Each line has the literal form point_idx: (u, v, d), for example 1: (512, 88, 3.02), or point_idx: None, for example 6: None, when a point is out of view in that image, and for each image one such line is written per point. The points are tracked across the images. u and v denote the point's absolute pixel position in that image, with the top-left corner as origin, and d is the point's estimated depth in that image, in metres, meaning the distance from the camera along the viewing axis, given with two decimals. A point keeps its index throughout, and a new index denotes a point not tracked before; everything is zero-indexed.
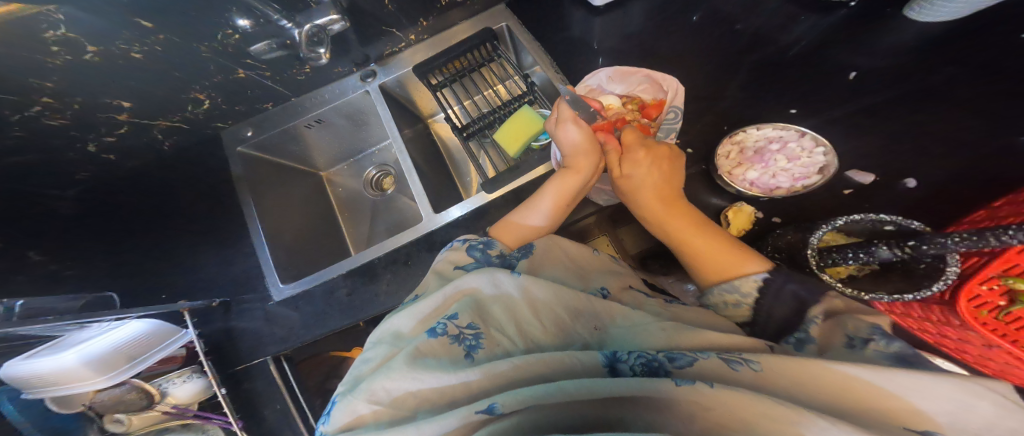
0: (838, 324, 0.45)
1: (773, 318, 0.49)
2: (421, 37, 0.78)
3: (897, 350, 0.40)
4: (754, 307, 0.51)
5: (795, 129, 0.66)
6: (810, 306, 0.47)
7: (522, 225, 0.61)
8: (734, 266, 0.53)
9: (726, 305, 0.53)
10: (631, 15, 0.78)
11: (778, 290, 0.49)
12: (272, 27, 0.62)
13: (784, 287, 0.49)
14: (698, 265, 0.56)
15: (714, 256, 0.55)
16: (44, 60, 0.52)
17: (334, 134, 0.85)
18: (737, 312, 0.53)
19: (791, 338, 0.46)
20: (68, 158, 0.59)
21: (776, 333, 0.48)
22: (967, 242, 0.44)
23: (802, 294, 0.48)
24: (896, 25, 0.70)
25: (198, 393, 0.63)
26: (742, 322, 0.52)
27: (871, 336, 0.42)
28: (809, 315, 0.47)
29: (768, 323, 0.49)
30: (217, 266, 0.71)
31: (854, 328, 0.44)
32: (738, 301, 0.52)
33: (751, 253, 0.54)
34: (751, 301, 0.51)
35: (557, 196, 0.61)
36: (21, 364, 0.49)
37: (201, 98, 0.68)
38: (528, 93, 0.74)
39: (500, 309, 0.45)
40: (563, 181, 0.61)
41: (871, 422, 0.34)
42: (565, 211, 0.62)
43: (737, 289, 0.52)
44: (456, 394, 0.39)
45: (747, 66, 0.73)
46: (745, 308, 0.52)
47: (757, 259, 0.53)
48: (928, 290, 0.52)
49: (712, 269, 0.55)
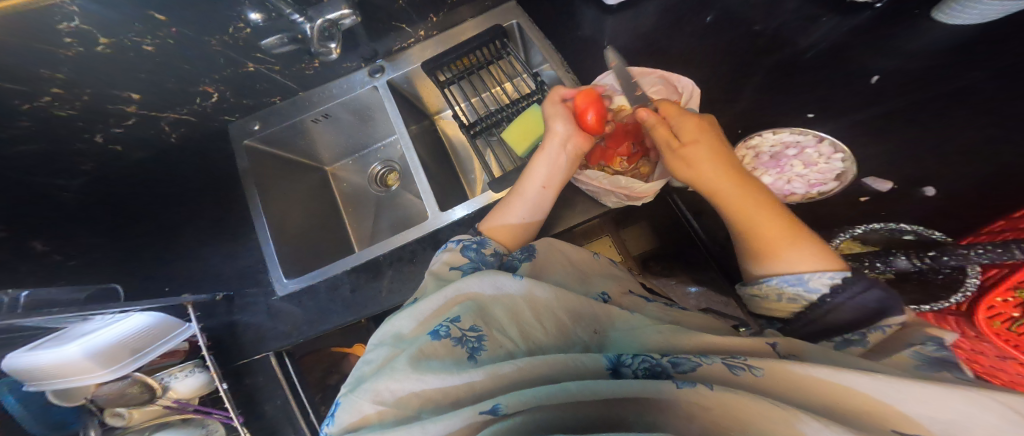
0: (900, 336, 0.43)
1: (830, 319, 0.47)
2: (430, 34, 0.77)
3: (942, 356, 0.39)
4: (818, 304, 0.47)
5: (813, 135, 0.65)
6: (886, 315, 0.44)
7: (508, 218, 0.59)
8: (807, 260, 0.48)
9: (779, 298, 0.50)
10: (645, 14, 0.77)
11: (845, 300, 0.45)
12: (284, 21, 0.60)
13: (865, 291, 0.44)
14: (753, 256, 0.52)
15: (779, 247, 0.50)
16: (57, 51, 0.51)
17: (341, 129, 0.84)
18: (782, 307, 0.50)
19: (838, 338, 0.46)
20: (76, 148, 0.60)
21: (824, 331, 0.47)
22: (990, 255, 0.45)
23: (883, 300, 0.44)
24: (920, 28, 0.69)
25: (199, 388, 0.61)
26: (784, 318, 0.51)
27: (922, 341, 0.41)
28: (881, 322, 0.44)
29: (818, 322, 0.48)
30: (222, 259, 0.71)
31: (911, 337, 0.42)
32: (796, 295, 0.49)
33: (819, 249, 0.48)
34: (814, 298, 0.47)
35: (541, 178, 0.60)
36: (26, 356, 0.49)
37: (210, 91, 0.68)
38: (537, 93, 0.72)
39: (503, 310, 0.44)
40: (551, 163, 0.61)
41: (863, 425, 0.34)
42: (548, 194, 0.61)
43: (803, 284, 0.48)
44: (460, 395, 0.38)
45: (762, 69, 0.72)
46: (800, 304, 0.49)
47: (823, 254, 0.48)
48: (945, 301, 0.53)
49: (777, 260, 0.50)
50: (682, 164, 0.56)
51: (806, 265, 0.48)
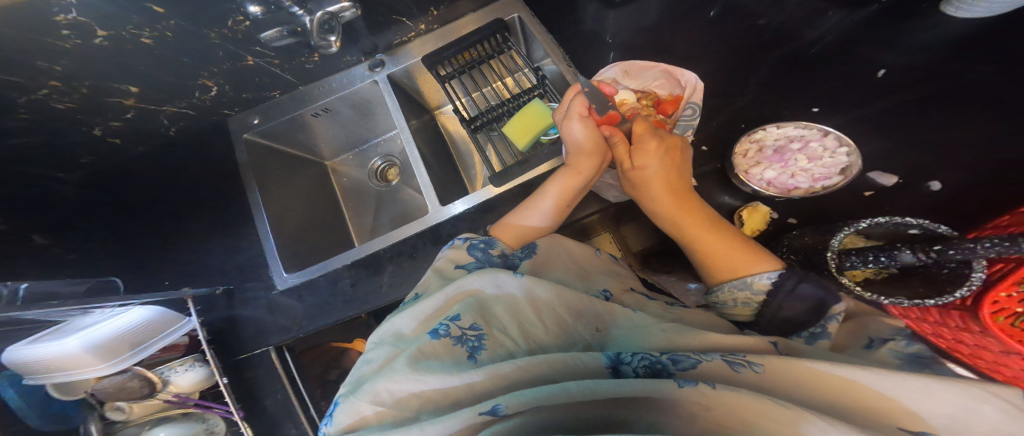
0: (862, 327, 0.47)
1: (783, 314, 0.47)
2: (431, 28, 0.76)
3: (915, 350, 0.42)
4: (765, 303, 0.49)
5: (818, 129, 0.64)
6: (827, 304, 0.46)
7: (525, 225, 0.59)
8: (748, 264, 0.51)
9: (735, 303, 0.52)
10: (648, 8, 0.77)
11: (788, 291, 0.47)
12: (283, 14, 0.59)
13: (798, 286, 0.47)
14: (705, 265, 0.55)
15: (727, 255, 0.52)
16: (54, 43, 0.51)
17: (340, 123, 0.83)
18: (740, 311, 0.51)
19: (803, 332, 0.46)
20: (75, 141, 0.60)
21: (785, 326, 0.47)
22: (998, 248, 0.42)
23: (821, 296, 0.46)
24: (929, 21, 0.68)
25: (200, 382, 0.61)
26: (744, 321, 0.51)
27: (891, 337, 0.44)
28: (830, 312, 0.45)
29: (773, 319, 0.48)
30: (222, 253, 0.71)
31: (875, 330, 0.46)
32: (748, 299, 0.50)
33: (761, 253, 0.51)
34: (761, 299, 0.49)
35: (562, 195, 0.60)
36: (26, 349, 0.49)
37: (209, 84, 0.67)
38: (538, 87, 0.71)
39: (504, 309, 0.44)
40: (570, 180, 0.60)
41: (869, 424, 0.33)
42: (569, 209, 0.61)
43: (747, 286, 0.50)
44: (460, 395, 0.38)
45: (767, 63, 0.71)
46: (754, 306, 0.50)
47: (764, 257, 0.51)
48: (951, 295, 0.51)
49: (724, 268, 0.52)
50: (630, 184, 0.61)
51: (748, 270, 0.50)
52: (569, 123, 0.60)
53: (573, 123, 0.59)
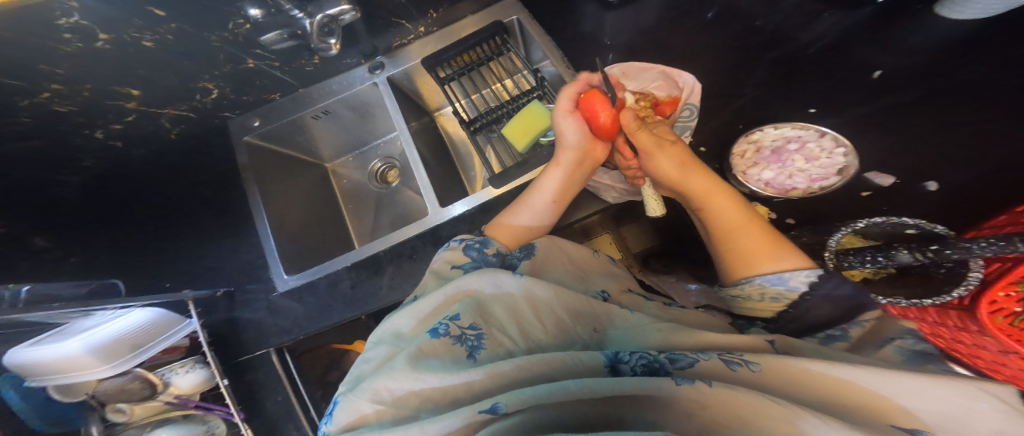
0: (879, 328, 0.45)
1: (797, 317, 0.47)
2: (430, 30, 0.77)
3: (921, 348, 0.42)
4: (796, 302, 0.47)
5: (815, 129, 0.65)
6: (862, 310, 0.45)
7: (519, 224, 0.59)
8: (782, 260, 0.49)
9: (762, 298, 0.49)
10: (646, 9, 0.77)
11: (826, 294, 0.46)
12: (283, 17, 0.60)
13: (839, 288, 0.45)
14: (733, 257, 0.53)
15: (757, 248, 0.51)
16: (56, 47, 0.51)
17: (340, 126, 0.83)
18: (765, 307, 0.49)
19: (820, 335, 0.46)
20: (75, 144, 0.60)
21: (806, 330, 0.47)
22: (993, 247, 0.43)
23: (856, 297, 0.45)
24: (925, 21, 0.69)
25: (200, 384, 0.61)
26: (765, 318, 0.50)
27: (901, 335, 0.43)
28: (862, 317, 0.44)
29: (797, 322, 0.47)
30: (222, 255, 0.71)
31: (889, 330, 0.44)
32: (778, 295, 0.48)
33: (793, 251, 0.50)
34: (794, 297, 0.47)
35: (552, 192, 0.60)
36: (26, 352, 0.49)
37: (210, 87, 0.67)
38: (537, 89, 0.72)
39: (503, 309, 0.44)
40: (563, 179, 0.61)
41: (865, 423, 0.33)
42: (560, 209, 0.62)
43: (781, 282, 0.48)
44: (459, 394, 0.38)
45: (765, 63, 0.71)
46: (783, 303, 0.48)
47: (795, 255, 0.49)
48: (948, 295, 0.52)
49: (755, 262, 0.51)
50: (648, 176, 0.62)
51: (782, 265, 0.49)
52: (562, 122, 0.62)
53: (563, 121, 0.62)
